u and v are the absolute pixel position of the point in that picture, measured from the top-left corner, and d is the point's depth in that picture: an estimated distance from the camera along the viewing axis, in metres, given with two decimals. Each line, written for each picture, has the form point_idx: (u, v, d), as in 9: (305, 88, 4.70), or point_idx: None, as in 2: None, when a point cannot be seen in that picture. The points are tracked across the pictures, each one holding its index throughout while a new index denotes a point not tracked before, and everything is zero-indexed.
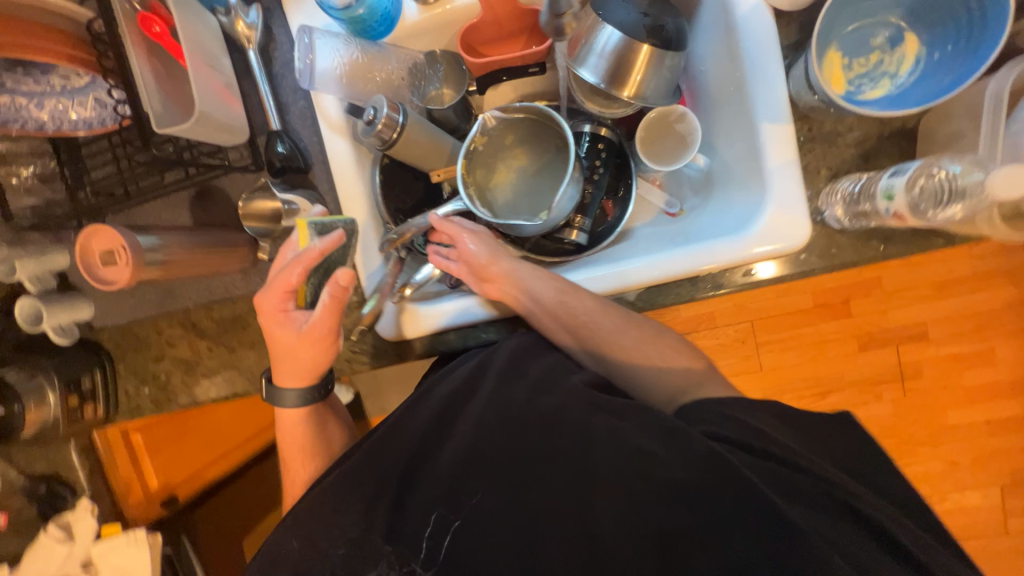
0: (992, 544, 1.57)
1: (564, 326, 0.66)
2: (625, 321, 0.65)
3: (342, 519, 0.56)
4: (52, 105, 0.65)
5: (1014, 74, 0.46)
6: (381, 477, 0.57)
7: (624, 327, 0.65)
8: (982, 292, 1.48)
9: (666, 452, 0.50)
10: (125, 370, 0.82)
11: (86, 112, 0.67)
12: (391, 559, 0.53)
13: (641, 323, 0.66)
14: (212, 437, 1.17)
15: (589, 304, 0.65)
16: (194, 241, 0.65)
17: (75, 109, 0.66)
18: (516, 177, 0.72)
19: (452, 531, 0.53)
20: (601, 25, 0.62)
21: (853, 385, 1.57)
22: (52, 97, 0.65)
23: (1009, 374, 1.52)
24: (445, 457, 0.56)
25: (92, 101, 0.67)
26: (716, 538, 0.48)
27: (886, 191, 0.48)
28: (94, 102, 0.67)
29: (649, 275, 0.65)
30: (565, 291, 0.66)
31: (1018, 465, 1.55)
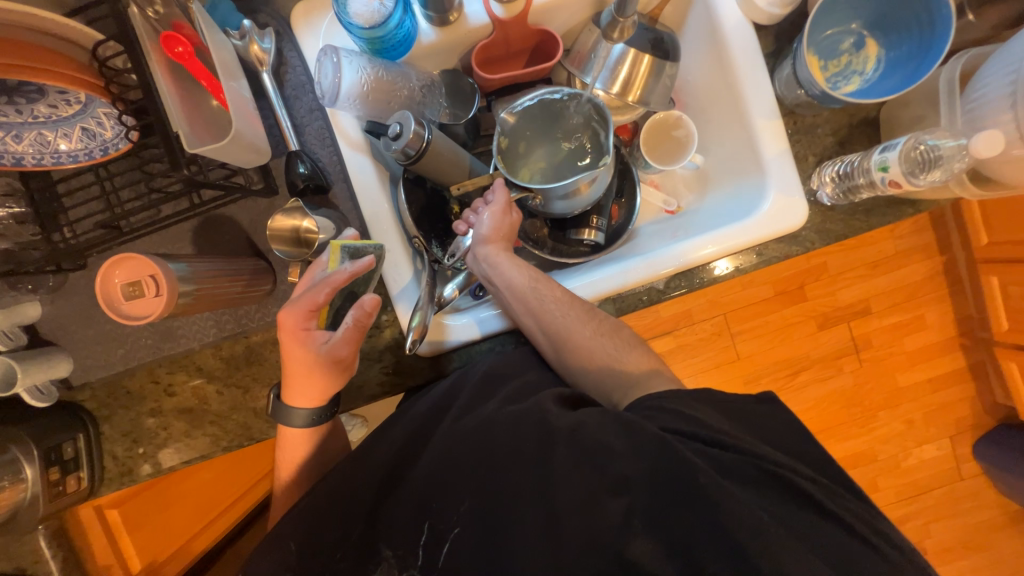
0: (954, 491, 1.73)
1: (527, 310, 0.68)
2: (585, 314, 0.68)
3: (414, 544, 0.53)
4: (32, 136, 0.59)
5: (960, 66, 0.57)
6: (453, 494, 0.54)
7: (623, 344, 0.68)
8: (908, 267, 1.67)
9: (623, 448, 0.50)
10: (115, 431, 0.73)
11: (73, 144, 0.61)
12: (392, 564, 0.54)
13: (609, 327, 0.69)
14: (200, 502, 1.08)
15: (557, 294, 0.68)
16: (221, 268, 0.61)
17: (61, 140, 0.60)
18: (548, 165, 0.73)
19: (449, 540, 0.52)
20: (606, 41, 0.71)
21: (819, 361, 1.71)
22: (34, 128, 0.58)
23: (941, 334, 1.70)
24: (509, 467, 0.53)
25: (79, 133, 0.61)
26: (791, 494, 0.50)
27: (880, 163, 0.57)
28: (82, 133, 0.61)
29: (616, 284, 0.71)
30: (574, 306, 0.68)
31: (959, 414, 1.72)
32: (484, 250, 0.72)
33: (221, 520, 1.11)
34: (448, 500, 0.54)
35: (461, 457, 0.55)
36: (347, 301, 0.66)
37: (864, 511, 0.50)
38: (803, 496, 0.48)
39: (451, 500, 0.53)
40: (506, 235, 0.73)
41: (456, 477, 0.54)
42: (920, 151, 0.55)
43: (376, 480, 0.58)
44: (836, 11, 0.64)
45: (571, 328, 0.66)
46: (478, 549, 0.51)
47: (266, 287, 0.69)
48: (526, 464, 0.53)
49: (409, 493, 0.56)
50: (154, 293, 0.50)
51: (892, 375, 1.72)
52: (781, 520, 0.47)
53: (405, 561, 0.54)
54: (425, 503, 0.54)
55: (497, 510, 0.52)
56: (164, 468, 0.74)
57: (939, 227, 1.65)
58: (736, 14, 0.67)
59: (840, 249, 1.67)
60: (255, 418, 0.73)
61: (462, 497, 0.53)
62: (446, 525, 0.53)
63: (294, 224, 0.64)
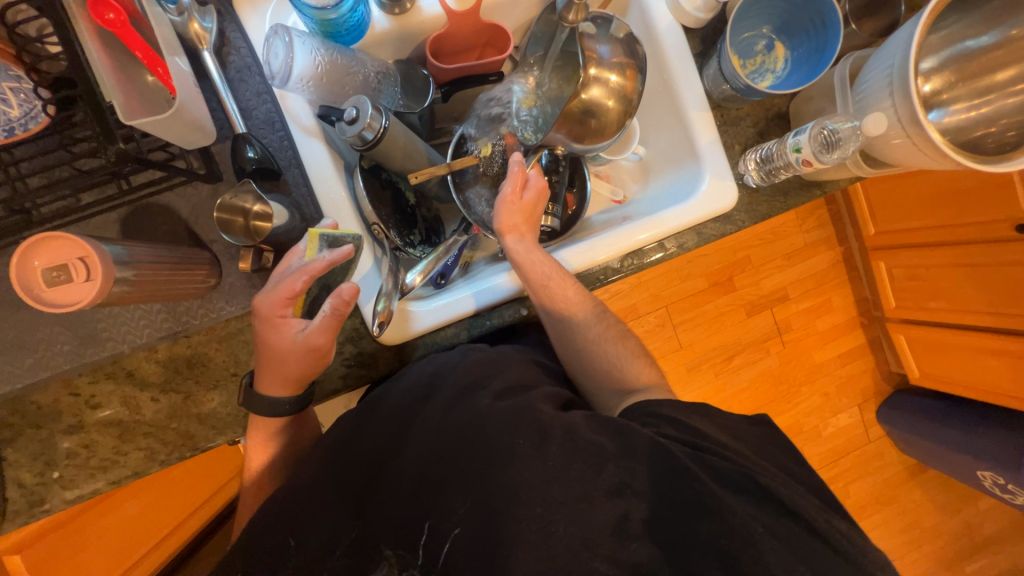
0: (866, 452, 1.96)
1: (540, 304, 0.70)
2: (593, 317, 0.74)
3: (410, 531, 0.53)
4: None
5: (849, 64, 0.68)
6: (443, 486, 0.54)
7: (616, 339, 0.74)
8: (816, 257, 1.90)
9: (614, 448, 0.54)
10: (22, 456, 0.64)
11: None
12: (392, 564, 0.52)
13: (617, 331, 0.76)
14: (126, 541, 0.96)
15: (571, 294, 0.71)
16: (167, 256, 0.57)
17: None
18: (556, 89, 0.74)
19: (450, 539, 0.51)
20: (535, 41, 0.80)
21: (750, 345, 1.88)
22: None
23: (847, 314, 1.94)
24: (496, 449, 0.54)
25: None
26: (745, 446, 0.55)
27: (795, 145, 0.67)
28: None
29: (589, 257, 0.75)
30: (587, 302, 0.73)
31: (865, 384, 1.97)
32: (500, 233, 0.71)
33: (149, 560, 0.99)
34: (437, 483, 0.54)
35: (449, 441, 0.56)
36: (324, 292, 0.66)
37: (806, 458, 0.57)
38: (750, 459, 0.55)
39: (450, 499, 0.53)
40: (522, 219, 0.71)
41: (442, 458, 0.55)
42: (823, 135, 0.64)
43: (363, 473, 0.58)
44: (749, 16, 0.74)
45: (579, 324, 0.73)
46: (468, 530, 0.51)
47: (211, 279, 0.64)
48: (517, 443, 0.54)
49: (397, 482, 0.56)
50: (84, 277, 0.46)
51: (809, 353, 1.93)
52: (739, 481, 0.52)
53: (405, 560, 0.52)
54: (415, 487, 0.54)
55: (491, 488, 0.52)
56: (87, 493, 0.65)
57: (837, 220, 1.89)
58: (667, 17, 0.74)
59: (761, 242, 1.86)
60: (198, 426, 0.67)
61: (455, 480, 0.54)
62: (446, 523, 0.52)
63: (244, 208, 0.61)
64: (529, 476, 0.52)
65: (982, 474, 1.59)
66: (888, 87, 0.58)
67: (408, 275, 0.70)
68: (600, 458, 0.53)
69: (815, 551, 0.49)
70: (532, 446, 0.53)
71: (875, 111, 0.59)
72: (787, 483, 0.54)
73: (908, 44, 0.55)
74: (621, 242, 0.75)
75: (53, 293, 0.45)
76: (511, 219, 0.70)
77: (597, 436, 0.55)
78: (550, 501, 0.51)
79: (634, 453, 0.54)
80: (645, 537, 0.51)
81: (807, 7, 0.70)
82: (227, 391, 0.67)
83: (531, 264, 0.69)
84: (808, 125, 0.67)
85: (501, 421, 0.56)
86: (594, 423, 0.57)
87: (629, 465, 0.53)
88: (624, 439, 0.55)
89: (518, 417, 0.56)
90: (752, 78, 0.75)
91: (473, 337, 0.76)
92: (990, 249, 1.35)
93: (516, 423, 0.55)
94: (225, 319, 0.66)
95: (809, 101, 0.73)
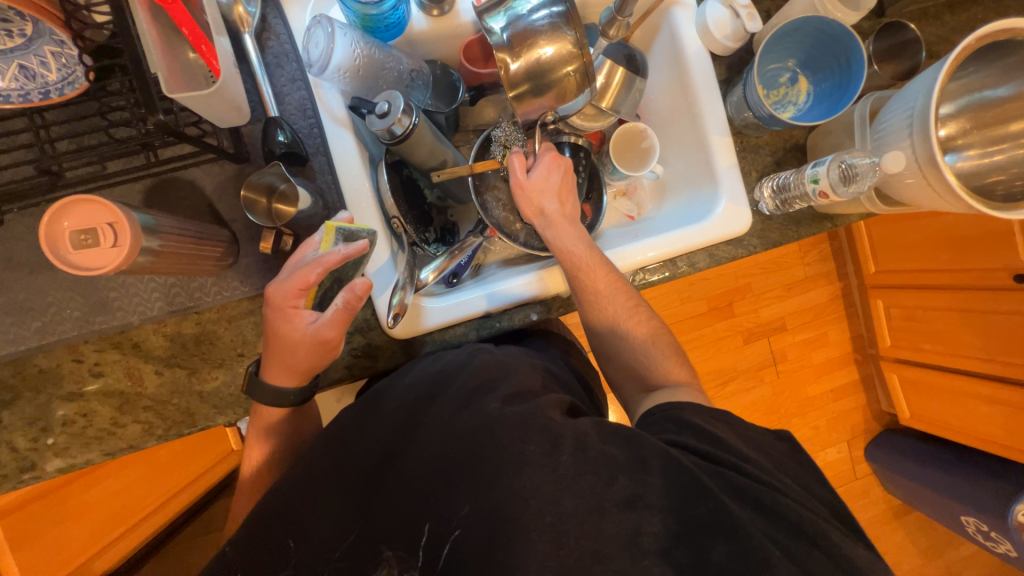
0: (851, 489, 1.96)
1: (572, 288, 0.72)
2: (628, 312, 0.73)
3: (410, 531, 0.53)
4: None
5: (871, 103, 0.69)
6: (451, 486, 0.54)
7: (632, 350, 0.74)
8: (815, 290, 1.92)
9: (624, 457, 0.54)
10: (16, 420, 0.63)
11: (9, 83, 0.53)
12: (392, 564, 0.53)
13: (655, 327, 0.75)
14: (112, 513, 0.95)
15: (602, 282, 0.71)
16: (189, 230, 0.57)
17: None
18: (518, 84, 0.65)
19: (450, 541, 0.52)
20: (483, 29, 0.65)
21: (744, 372, 1.90)
22: None
23: (841, 349, 1.96)
24: (506, 455, 0.53)
25: (14, 71, 0.53)
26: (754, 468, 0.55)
27: (812, 176, 0.68)
28: (19, 71, 0.53)
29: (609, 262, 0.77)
30: (624, 287, 0.73)
31: (855, 421, 1.98)
32: (525, 212, 0.75)
33: (135, 533, 1.00)
34: (447, 482, 0.54)
35: (462, 440, 0.56)
36: (336, 285, 0.69)
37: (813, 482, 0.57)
38: (761, 477, 0.55)
39: (452, 502, 0.53)
40: (551, 190, 0.75)
41: (452, 458, 0.55)
42: (842, 168, 0.65)
43: (371, 466, 0.58)
44: (777, 49, 0.76)
45: (612, 318, 0.73)
46: (473, 532, 0.51)
47: (228, 257, 0.64)
48: (530, 451, 0.53)
49: (405, 475, 0.56)
50: (112, 242, 0.45)
51: (802, 385, 1.94)
52: (745, 501, 0.53)
53: (405, 561, 0.52)
54: (424, 489, 0.54)
55: (500, 492, 0.52)
56: (77, 462, 0.64)
57: (838, 256, 1.92)
58: (695, 44, 0.76)
59: (762, 271, 1.89)
60: (199, 403, 0.66)
61: (465, 485, 0.53)
62: (446, 526, 0.52)
63: (270, 187, 0.62)
64: (540, 483, 0.52)
65: (966, 518, 1.59)
66: (908, 129, 0.60)
67: (423, 271, 0.71)
68: (612, 468, 0.53)
69: (821, 573, 0.49)
70: (543, 454, 0.53)
71: (896, 149, 0.61)
72: (795, 500, 0.54)
73: (929, 89, 0.57)
74: (638, 255, 0.77)
75: (81, 258, 0.45)
76: (528, 197, 0.74)
77: (609, 448, 0.55)
78: (560, 511, 0.51)
79: (646, 468, 0.53)
80: (656, 553, 0.50)
81: (835, 45, 0.71)
82: (231, 371, 0.67)
83: (557, 240, 0.73)
84: (827, 157, 0.68)
85: (513, 424, 0.55)
86: (605, 433, 0.56)
87: (638, 478, 0.53)
88: (636, 450, 0.55)
89: (529, 423, 0.55)
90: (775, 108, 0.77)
91: (481, 337, 0.76)
92: (988, 295, 1.37)
93: (530, 431, 0.54)
94: (238, 299, 0.66)
95: (828, 135, 0.74)
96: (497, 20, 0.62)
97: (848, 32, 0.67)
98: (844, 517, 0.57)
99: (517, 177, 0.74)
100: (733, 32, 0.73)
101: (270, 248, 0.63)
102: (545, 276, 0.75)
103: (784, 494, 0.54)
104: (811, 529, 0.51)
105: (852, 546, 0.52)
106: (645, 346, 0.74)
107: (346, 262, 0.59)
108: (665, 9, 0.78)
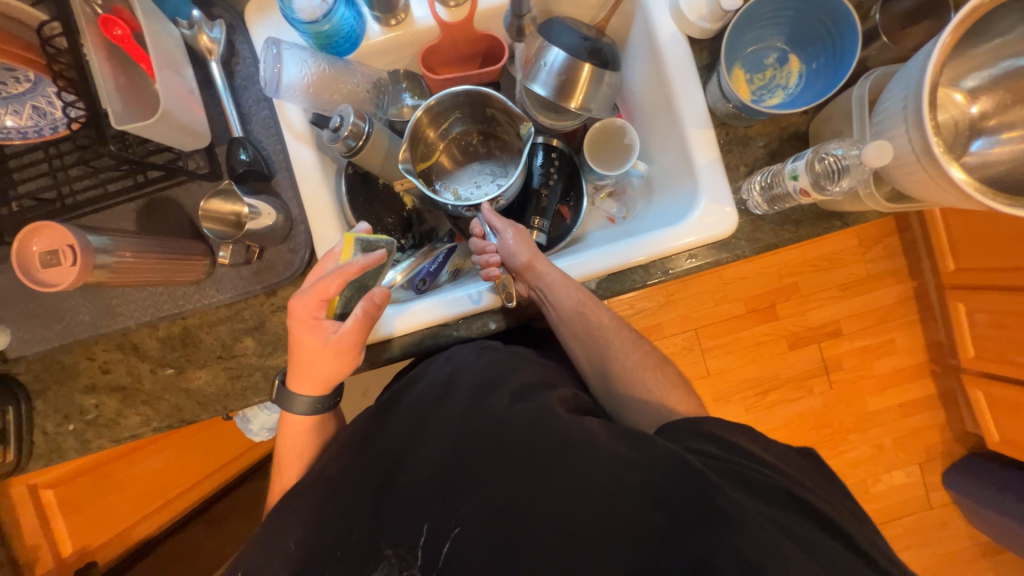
0: (925, 520, 1.70)
1: (575, 334, 0.76)
2: (630, 344, 0.76)
3: (410, 530, 0.55)
4: None
5: (871, 82, 0.59)
6: (462, 479, 0.56)
7: (615, 357, 0.75)
8: (879, 291, 1.68)
9: (632, 456, 0.55)
10: (45, 407, 0.74)
11: (24, 121, 0.62)
12: (391, 564, 0.54)
13: (649, 352, 0.76)
14: (149, 490, 1.07)
15: (605, 319, 0.76)
16: (153, 245, 0.61)
17: (8, 117, 0.61)
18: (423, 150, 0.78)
19: (449, 540, 0.54)
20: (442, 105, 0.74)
21: (790, 381, 1.71)
22: None
23: (910, 359, 1.71)
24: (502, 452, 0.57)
25: (30, 110, 0.61)
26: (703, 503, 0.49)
27: (792, 172, 0.60)
28: (32, 111, 0.62)
29: (580, 272, 0.73)
30: (620, 326, 0.78)
31: (927, 441, 1.71)
32: (513, 264, 0.75)
33: (165, 510, 1.12)
34: (451, 484, 0.56)
35: (468, 444, 0.58)
36: (356, 294, 0.68)
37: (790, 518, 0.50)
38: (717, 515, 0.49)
39: (462, 495, 0.56)
40: (533, 251, 0.76)
41: (457, 459, 0.57)
42: (823, 164, 0.58)
43: (377, 470, 0.59)
44: (761, 25, 0.68)
45: (609, 348, 0.76)
46: None
47: (205, 269, 0.69)
48: (541, 449, 0.56)
49: (415, 475, 0.58)
50: (71, 261, 0.51)
51: (860, 398, 1.72)
52: None
53: (404, 561, 0.54)
54: (432, 493, 0.56)
55: (519, 489, 0.55)
56: (93, 445, 0.74)
57: (909, 251, 1.67)
58: (669, 28, 0.70)
59: (811, 270, 1.68)
60: (186, 400, 0.74)
61: (472, 486, 0.56)
62: None
63: (234, 209, 0.65)
64: (548, 487, 0.54)
65: None
66: (903, 117, 0.49)
67: (389, 274, 0.74)
68: (588, 481, 0.54)
69: None
70: (547, 459, 0.55)
71: (878, 140, 0.51)
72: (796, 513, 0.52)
73: (922, 69, 0.47)
74: (616, 260, 0.72)
75: (43, 274, 0.51)
76: (523, 252, 0.74)
77: (619, 447, 0.55)
78: (570, 513, 0.53)
79: (654, 464, 0.53)
80: None
81: (824, 17, 0.63)
82: (212, 371, 0.73)
83: (555, 291, 0.73)
84: (805, 152, 0.61)
85: (523, 420, 0.59)
86: (610, 434, 0.58)
87: (643, 476, 0.53)
88: (646, 451, 0.55)
89: (535, 424, 0.58)
90: (756, 95, 0.71)
91: (438, 346, 0.76)
92: None
93: (500, 448, 0.57)
94: (216, 305, 0.72)
95: (828, 122, 0.65)
96: (443, 108, 0.75)
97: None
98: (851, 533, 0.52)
99: (505, 238, 0.75)
100: (709, 13, 0.65)
101: (224, 262, 0.67)
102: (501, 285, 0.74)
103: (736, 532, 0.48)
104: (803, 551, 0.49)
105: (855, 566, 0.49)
106: (632, 362, 0.75)
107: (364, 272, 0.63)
108: None
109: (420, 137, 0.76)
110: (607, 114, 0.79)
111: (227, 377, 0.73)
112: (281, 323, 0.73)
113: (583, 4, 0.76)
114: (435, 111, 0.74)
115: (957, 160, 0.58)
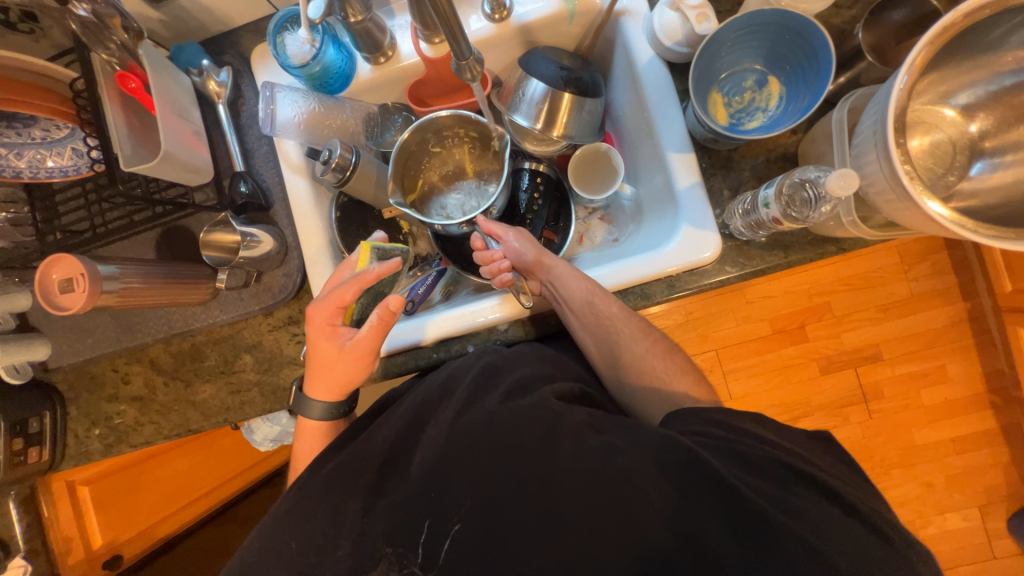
0: (986, 572, 1.49)
1: (584, 326, 0.70)
2: (632, 327, 0.70)
3: (411, 533, 0.52)
4: (32, 155, 0.65)
5: (849, 105, 0.58)
6: (445, 479, 0.53)
7: (622, 349, 0.70)
8: (924, 312, 1.50)
9: (622, 444, 0.52)
10: (77, 413, 0.82)
11: (64, 161, 0.67)
12: (391, 562, 0.51)
13: (661, 343, 0.71)
14: (171, 490, 1.16)
15: (615, 311, 0.69)
16: (158, 272, 0.68)
17: (51, 158, 0.66)
18: (405, 176, 0.80)
19: (450, 539, 0.51)
20: (418, 130, 0.76)
21: (822, 409, 1.53)
22: (31, 148, 0.65)
23: (969, 389, 1.51)
24: (472, 449, 0.54)
25: (70, 152, 0.67)
26: (664, 535, 0.47)
27: (763, 201, 0.60)
28: (73, 152, 0.67)
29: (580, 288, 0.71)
30: (633, 318, 0.71)
31: (992, 481, 1.50)
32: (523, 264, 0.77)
33: (185, 512, 1.21)
34: (448, 487, 0.52)
35: (462, 440, 0.54)
36: (372, 300, 0.73)
37: (780, 555, 0.44)
38: (683, 551, 0.46)
39: (451, 502, 0.52)
40: (536, 252, 0.77)
41: (448, 460, 0.53)
42: (789, 193, 0.59)
43: (370, 473, 0.57)
44: (737, 48, 0.68)
45: (617, 343, 0.70)
46: (356, 556, 0.52)
47: (209, 292, 0.75)
48: (502, 465, 0.52)
49: (407, 476, 0.55)
50: (82, 288, 0.59)
51: (906, 430, 1.52)
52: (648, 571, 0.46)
53: (405, 562, 0.51)
54: (426, 495, 0.53)
55: (495, 496, 0.51)
56: (115, 450, 0.82)
57: (962, 270, 1.48)
58: (647, 53, 0.70)
59: (848, 287, 1.51)
60: (192, 411, 0.80)
61: (465, 484, 0.52)
62: (335, 547, 0.53)
63: (234, 240, 0.69)
64: (544, 482, 0.51)
65: None
66: (875, 144, 0.49)
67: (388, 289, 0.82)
68: (554, 503, 0.50)
69: None
70: (541, 446, 0.52)
71: (842, 169, 0.52)
72: (808, 488, 0.49)
73: (889, 92, 0.46)
74: (611, 279, 0.70)
75: (59, 299, 0.59)
76: (528, 253, 0.76)
77: (611, 437, 0.53)
78: (558, 504, 0.50)
79: (641, 447, 0.51)
80: None
81: (799, 39, 0.63)
82: (216, 385, 0.79)
83: (564, 284, 0.73)
84: (778, 178, 0.61)
85: (512, 420, 0.55)
86: (595, 426, 0.54)
87: (632, 459, 0.50)
88: (634, 437, 0.52)
89: (530, 415, 0.55)
90: (734, 118, 0.72)
91: (421, 367, 0.75)
92: None
93: (457, 463, 0.53)
94: (220, 324, 0.78)
95: (813, 143, 0.63)
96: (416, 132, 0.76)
97: (807, 20, 0.59)
98: (868, 517, 0.48)
99: (510, 241, 0.77)
100: (684, 38, 0.65)
101: (222, 285, 0.74)
102: (506, 301, 0.73)
103: (699, 569, 0.45)
104: (816, 543, 0.44)
105: (876, 547, 0.46)
106: (636, 344, 0.69)
107: (379, 279, 0.64)
108: (614, 22, 0.73)
109: (402, 164, 0.78)
110: (591, 139, 0.79)
111: (229, 391, 0.79)
112: (275, 341, 0.78)
113: (564, 35, 0.78)
114: (418, 136, 0.77)
115: (955, 183, 0.59)
